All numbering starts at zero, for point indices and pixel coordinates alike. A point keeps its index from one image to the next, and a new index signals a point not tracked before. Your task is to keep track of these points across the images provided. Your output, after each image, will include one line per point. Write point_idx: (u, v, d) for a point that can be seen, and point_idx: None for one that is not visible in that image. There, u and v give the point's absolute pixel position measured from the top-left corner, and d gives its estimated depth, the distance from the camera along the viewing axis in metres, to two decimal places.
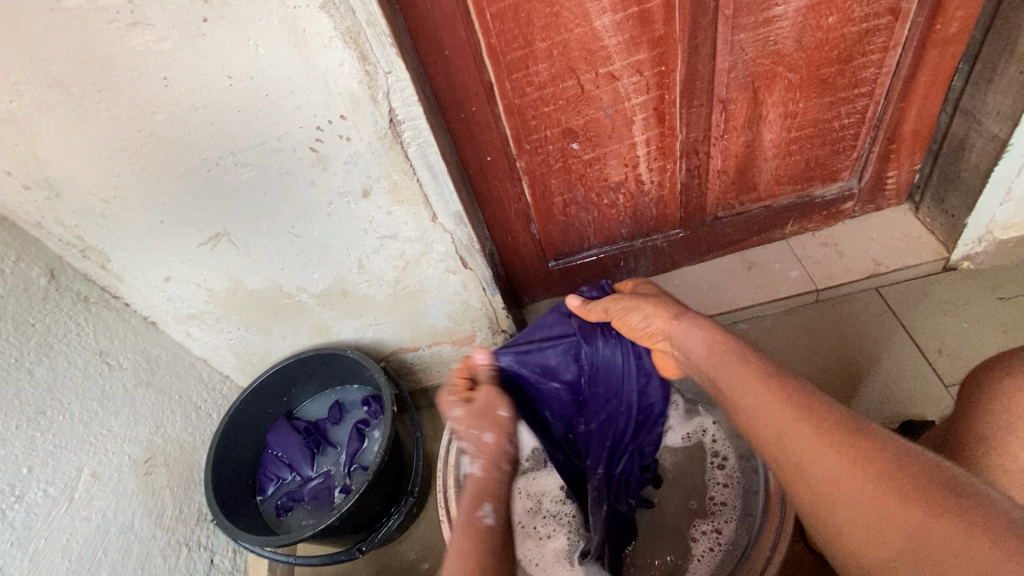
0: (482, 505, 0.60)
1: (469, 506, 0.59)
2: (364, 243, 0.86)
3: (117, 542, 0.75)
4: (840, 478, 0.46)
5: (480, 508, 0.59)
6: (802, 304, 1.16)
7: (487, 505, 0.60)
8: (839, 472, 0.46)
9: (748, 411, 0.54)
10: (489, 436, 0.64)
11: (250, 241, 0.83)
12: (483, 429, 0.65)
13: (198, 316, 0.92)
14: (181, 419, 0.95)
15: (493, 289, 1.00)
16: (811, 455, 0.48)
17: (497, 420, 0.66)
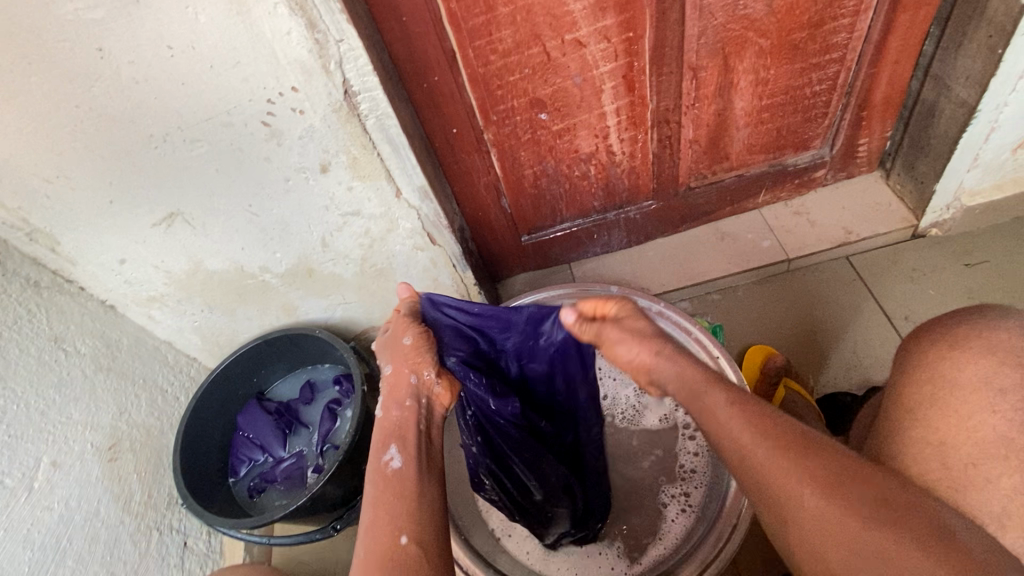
0: (388, 447, 0.59)
1: (376, 453, 0.59)
2: (326, 220, 0.84)
3: (82, 530, 0.74)
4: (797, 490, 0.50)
5: (387, 453, 0.59)
6: (774, 274, 1.17)
7: (393, 447, 0.59)
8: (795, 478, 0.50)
9: None
10: (389, 369, 0.67)
11: (207, 221, 0.80)
12: (383, 359, 0.68)
13: (159, 298, 0.90)
14: (147, 403, 0.93)
15: (463, 265, 0.99)
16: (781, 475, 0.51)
17: (399, 351, 0.68)
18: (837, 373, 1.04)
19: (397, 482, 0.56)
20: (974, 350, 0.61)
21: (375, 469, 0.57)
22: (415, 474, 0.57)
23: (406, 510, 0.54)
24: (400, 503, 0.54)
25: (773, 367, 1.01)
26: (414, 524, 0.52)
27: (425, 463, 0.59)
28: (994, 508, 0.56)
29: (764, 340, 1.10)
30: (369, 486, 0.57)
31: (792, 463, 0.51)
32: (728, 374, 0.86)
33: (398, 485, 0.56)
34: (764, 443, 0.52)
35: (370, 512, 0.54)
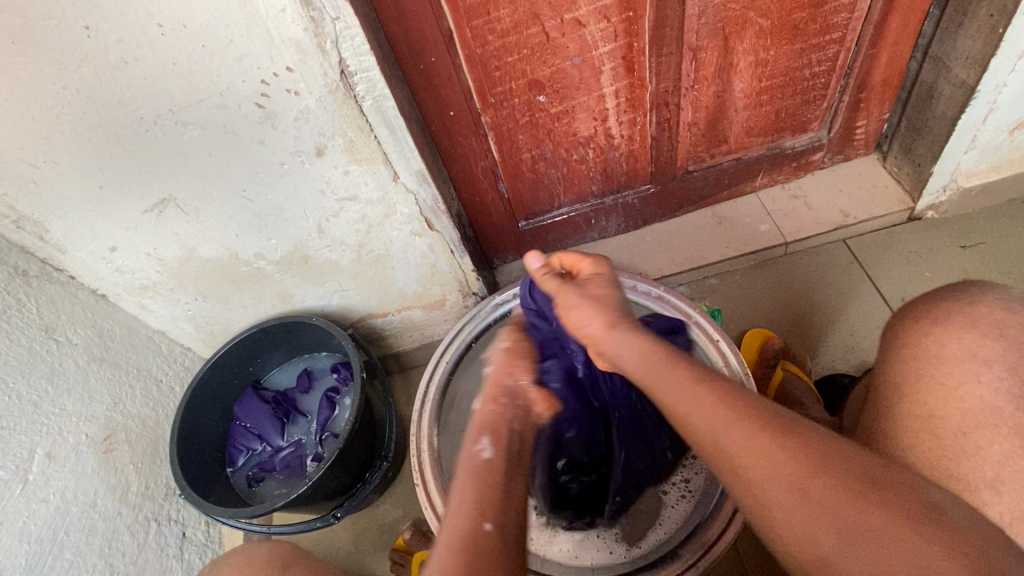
0: (480, 437, 0.64)
1: (470, 439, 0.64)
2: (322, 205, 0.82)
3: (79, 522, 0.73)
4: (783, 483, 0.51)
5: (479, 442, 0.64)
6: (772, 258, 1.17)
7: (485, 438, 0.64)
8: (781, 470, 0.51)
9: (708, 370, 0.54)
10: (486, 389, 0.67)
11: (200, 206, 0.78)
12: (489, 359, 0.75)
13: (151, 287, 0.88)
14: (141, 393, 0.91)
15: (462, 251, 0.98)
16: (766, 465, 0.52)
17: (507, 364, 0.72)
18: (835, 356, 1.05)
19: (486, 470, 0.61)
20: (970, 326, 0.61)
21: (467, 456, 0.62)
22: (502, 469, 0.61)
23: (493, 499, 0.58)
24: (485, 492, 0.58)
25: (771, 349, 1.01)
26: (497, 514, 0.56)
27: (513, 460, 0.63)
28: (986, 473, 0.57)
29: (762, 323, 1.10)
30: (459, 472, 0.61)
31: (790, 447, 0.52)
32: (729, 356, 0.86)
33: (485, 473, 0.60)
34: (765, 431, 0.53)
35: (456, 496, 0.59)
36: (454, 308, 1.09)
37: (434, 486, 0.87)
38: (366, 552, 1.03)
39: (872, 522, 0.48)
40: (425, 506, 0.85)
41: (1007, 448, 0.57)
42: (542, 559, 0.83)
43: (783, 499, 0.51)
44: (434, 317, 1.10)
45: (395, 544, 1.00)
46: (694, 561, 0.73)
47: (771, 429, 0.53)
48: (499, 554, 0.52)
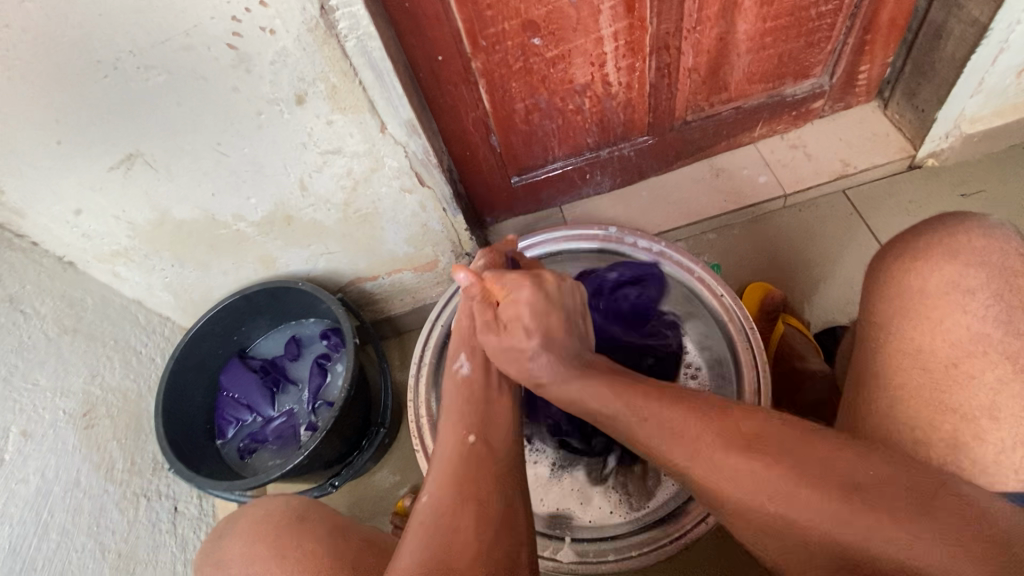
0: (458, 358, 0.71)
1: (448, 359, 0.71)
2: (304, 159, 0.76)
3: (63, 501, 0.69)
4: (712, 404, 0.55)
5: (457, 360, 0.71)
6: (771, 211, 1.14)
7: (462, 359, 0.70)
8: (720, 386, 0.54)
9: None
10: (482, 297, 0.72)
11: (171, 163, 0.72)
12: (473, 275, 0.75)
13: (123, 253, 0.82)
14: (121, 366, 0.86)
15: (454, 209, 0.93)
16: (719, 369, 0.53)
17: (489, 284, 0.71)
18: (837, 309, 1.03)
19: (467, 389, 0.68)
20: (979, 265, 0.59)
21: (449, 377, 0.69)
22: (478, 381, 0.68)
23: (472, 415, 0.64)
24: (466, 404, 0.66)
25: (771, 304, 0.99)
26: (479, 427, 0.63)
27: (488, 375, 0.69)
28: (982, 401, 0.56)
29: (761, 277, 1.09)
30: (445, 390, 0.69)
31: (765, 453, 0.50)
32: (733, 310, 0.84)
33: (465, 389, 0.68)
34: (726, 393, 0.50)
35: (445, 418, 0.66)
36: (446, 270, 1.05)
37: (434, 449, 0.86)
38: (365, 518, 1.02)
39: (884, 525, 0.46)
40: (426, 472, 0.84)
41: (1000, 374, 0.56)
42: (551, 514, 0.81)
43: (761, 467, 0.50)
44: (426, 279, 1.06)
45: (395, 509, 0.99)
46: (706, 517, 0.71)
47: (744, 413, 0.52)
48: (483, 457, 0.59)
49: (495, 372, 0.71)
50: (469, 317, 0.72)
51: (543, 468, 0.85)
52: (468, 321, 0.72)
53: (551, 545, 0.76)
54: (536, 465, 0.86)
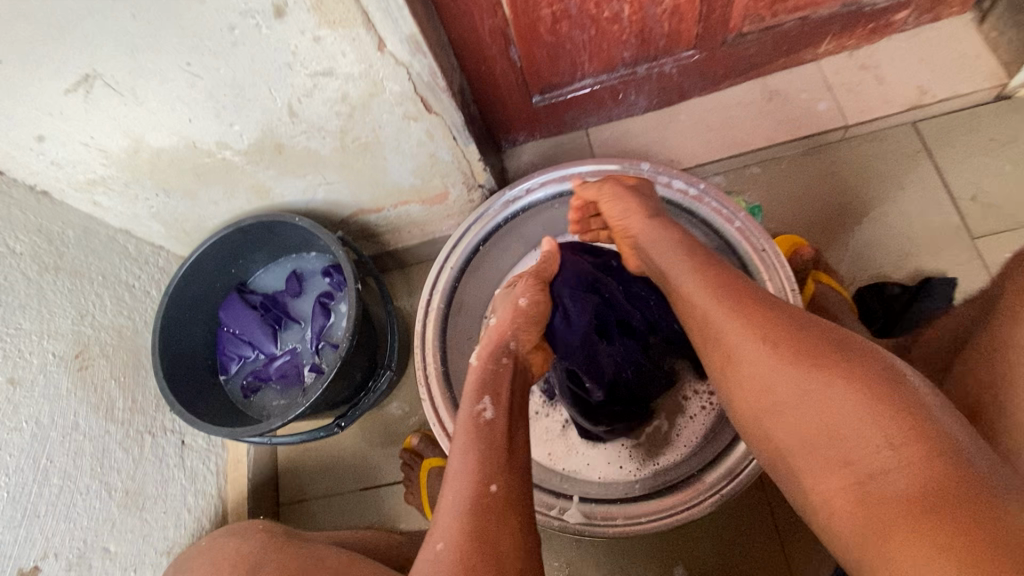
0: (482, 397, 0.60)
1: (469, 401, 0.60)
2: (291, 82, 0.65)
3: (62, 446, 0.68)
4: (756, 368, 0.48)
5: (479, 402, 0.59)
6: (827, 143, 1.00)
7: (487, 398, 0.60)
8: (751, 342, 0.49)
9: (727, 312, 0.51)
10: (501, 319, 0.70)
11: (137, 86, 0.62)
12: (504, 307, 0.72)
13: (101, 182, 0.75)
14: (113, 301, 0.82)
15: (466, 137, 0.82)
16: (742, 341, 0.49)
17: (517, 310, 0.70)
18: (890, 262, 0.93)
19: (488, 431, 0.57)
20: None
21: (467, 417, 0.58)
22: (505, 428, 0.57)
23: (497, 459, 0.54)
24: (491, 451, 0.54)
25: (799, 263, 0.91)
26: (503, 473, 0.52)
27: (516, 419, 0.60)
28: None
29: (807, 221, 0.98)
30: (457, 429, 0.58)
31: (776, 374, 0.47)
32: (775, 265, 0.77)
33: (486, 434, 0.56)
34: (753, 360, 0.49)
35: (459, 455, 0.55)
36: (458, 203, 0.96)
37: (442, 399, 0.82)
38: (373, 451, 1.02)
39: (853, 419, 0.42)
40: (432, 423, 0.81)
41: None
42: (559, 472, 0.83)
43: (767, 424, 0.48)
44: (435, 212, 0.97)
45: (404, 445, 0.99)
46: (722, 489, 0.68)
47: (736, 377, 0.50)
48: (504, 516, 0.49)
49: (517, 403, 0.61)
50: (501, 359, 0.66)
51: (554, 422, 0.87)
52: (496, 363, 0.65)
53: (560, 503, 0.74)
54: (547, 419, 0.88)
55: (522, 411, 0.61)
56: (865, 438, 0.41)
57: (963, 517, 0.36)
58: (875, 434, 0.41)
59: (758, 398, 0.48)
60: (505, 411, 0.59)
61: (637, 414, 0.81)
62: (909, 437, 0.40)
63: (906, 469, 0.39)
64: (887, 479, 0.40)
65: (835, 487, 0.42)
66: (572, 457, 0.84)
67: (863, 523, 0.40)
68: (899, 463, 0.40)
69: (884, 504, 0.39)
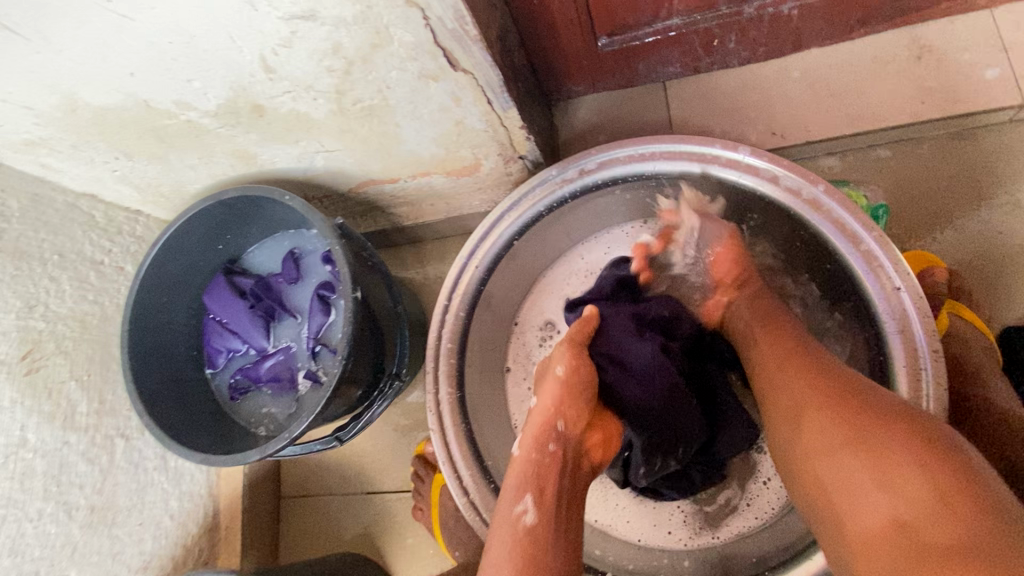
0: (522, 496, 0.48)
1: (508, 499, 0.49)
2: (259, 26, 0.46)
3: (5, 468, 0.58)
4: (788, 390, 0.50)
5: (520, 503, 0.48)
6: (989, 125, 0.74)
7: (527, 498, 0.48)
8: (790, 375, 0.51)
9: (780, 356, 0.54)
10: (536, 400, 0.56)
11: (44, 26, 0.45)
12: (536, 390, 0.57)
13: (42, 143, 0.60)
14: (74, 283, 0.69)
15: (504, 101, 0.62)
16: (782, 374, 0.52)
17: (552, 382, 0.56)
18: None
19: (529, 543, 0.46)
20: None
21: (505, 520, 0.47)
22: (551, 538, 0.47)
23: None
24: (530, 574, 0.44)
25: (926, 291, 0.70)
26: None
27: (563, 525, 0.48)
28: None
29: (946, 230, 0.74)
30: (494, 537, 0.48)
31: (801, 391, 0.49)
32: (918, 308, 0.58)
33: (529, 547, 0.46)
34: (790, 382, 0.51)
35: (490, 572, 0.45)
36: (492, 177, 0.77)
37: (456, 434, 0.69)
38: (382, 454, 0.91)
39: (862, 427, 0.43)
40: (441, 463, 0.67)
41: None
42: (592, 529, 0.68)
43: (790, 437, 0.48)
44: (463, 186, 0.78)
45: (417, 451, 0.88)
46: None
47: (771, 402, 0.52)
48: None
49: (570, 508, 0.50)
50: (547, 446, 0.53)
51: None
52: (541, 451, 0.52)
53: None
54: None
55: (568, 506, 0.50)
56: (857, 439, 0.43)
57: (963, 518, 0.36)
58: (871, 431, 0.42)
59: (785, 413, 0.49)
60: (550, 519, 0.48)
61: (700, 460, 0.65)
62: (917, 442, 0.40)
63: (908, 468, 0.39)
64: (875, 471, 0.41)
65: (840, 480, 0.42)
66: (609, 508, 0.69)
67: (868, 522, 0.40)
68: (895, 458, 0.40)
69: (890, 491, 0.39)
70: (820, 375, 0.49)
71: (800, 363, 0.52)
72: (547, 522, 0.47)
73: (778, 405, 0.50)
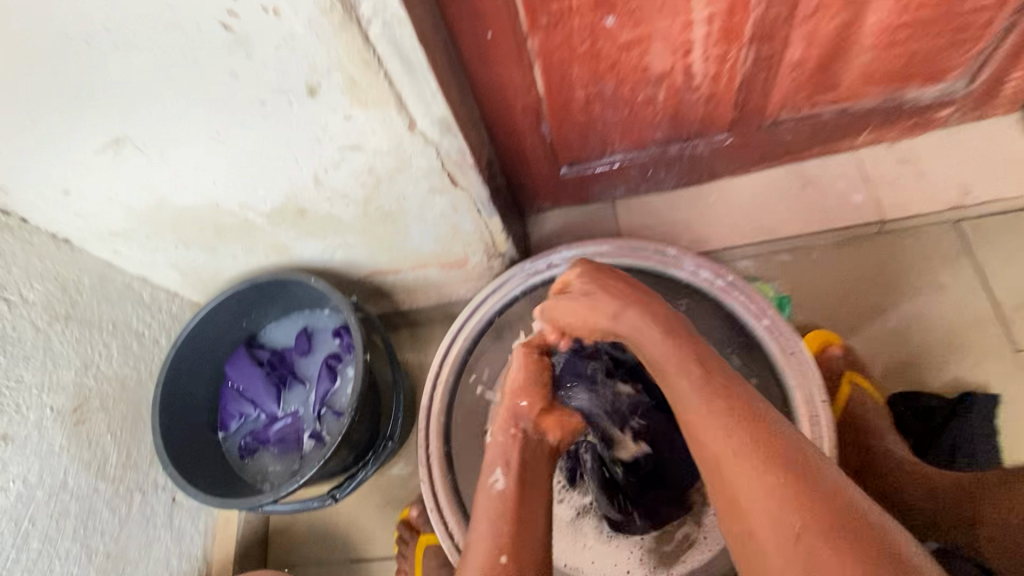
0: (494, 470, 0.62)
1: (484, 474, 0.62)
2: (319, 153, 0.65)
3: (47, 507, 0.65)
4: (721, 442, 0.49)
5: (492, 474, 0.62)
6: (860, 236, 0.97)
7: (498, 469, 0.62)
8: (724, 426, 0.50)
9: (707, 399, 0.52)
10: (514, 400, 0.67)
11: (163, 148, 0.62)
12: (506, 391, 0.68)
13: (121, 233, 0.75)
14: (120, 351, 0.80)
15: (490, 210, 0.81)
16: (711, 422, 0.50)
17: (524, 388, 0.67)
18: (926, 369, 0.88)
19: (502, 503, 0.58)
20: None
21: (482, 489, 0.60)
22: (516, 497, 0.59)
23: (510, 534, 0.56)
24: (503, 525, 0.56)
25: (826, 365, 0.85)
26: (515, 547, 0.54)
27: (531, 486, 0.60)
28: None
29: (837, 315, 0.93)
30: (476, 504, 0.60)
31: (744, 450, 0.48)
32: (809, 367, 0.74)
33: (500, 506, 0.58)
34: (725, 422, 0.50)
35: (476, 530, 0.58)
36: (477, 270, 0.94)
37: (443, 483, 0.79)
38: (368, 521, 0.97)
39: (808, 504, 0.44)
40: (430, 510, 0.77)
41: None
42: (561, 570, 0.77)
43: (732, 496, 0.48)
44: (453, 276, 0.95)
45: (401, 516, 0.95)
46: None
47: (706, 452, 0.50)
48: None
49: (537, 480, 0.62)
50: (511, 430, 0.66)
51: (566, 510, 0.81)
52: (508, 435, 0.66)
53: None
54: (558, 506, 0.81)
55: (536, 473, 0.62)
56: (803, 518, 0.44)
57: None
58: (820, 513, 0.44)
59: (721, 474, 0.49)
60: (517, 484, 0.60)
61: (662, 491, 0.77)
62: (850, 526, 0.43)
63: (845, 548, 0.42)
64: (818, 546, 0.43)
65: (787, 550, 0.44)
66: (576, 549, 0.78)
67: None
68: (830, 538, 0.43)
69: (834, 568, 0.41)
70: (749, 427, 0.49)
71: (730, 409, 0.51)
72: (515, 488, 0.60)
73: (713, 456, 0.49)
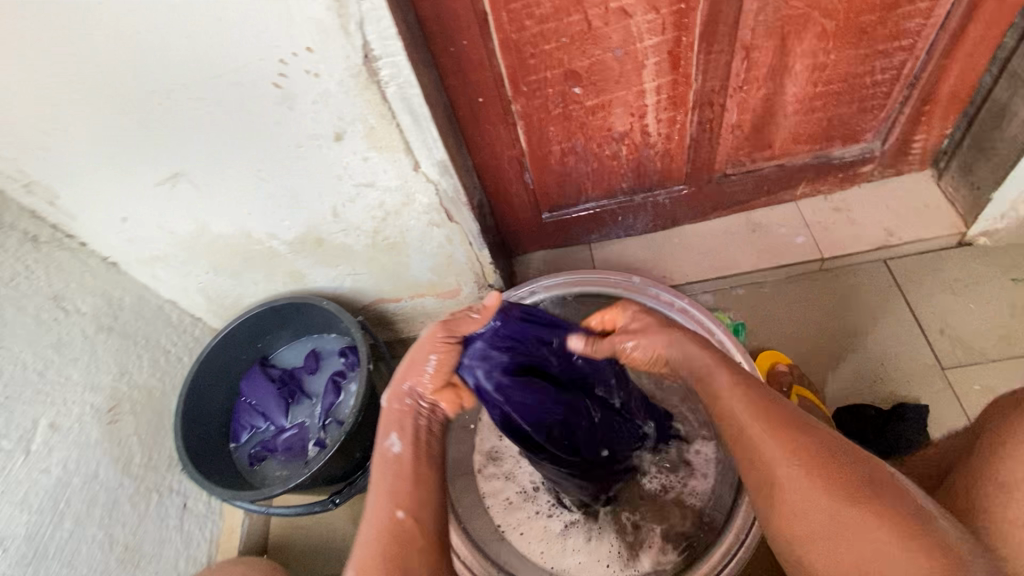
0: (389, 435, 0.67)
1: (379, 439, 0.67)
2: (339, 189, 0.79)
3: (80, 492, 0.74)
4: (769, 438, 0.56)
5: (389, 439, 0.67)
6: (804, 273, 1.11)
7: (394, 435, 0.67)
8: (768, 429, 0.57)
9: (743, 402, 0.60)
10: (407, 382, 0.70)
11: (211, 183, 0.76)
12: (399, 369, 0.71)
13: (163, 258, 0.87)
14: (149, 363, 0.90)
15: (480, 244, 0.94)
16: (753, 422, 0.58)
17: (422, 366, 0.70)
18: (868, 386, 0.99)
19: (396, 467, 0.64)
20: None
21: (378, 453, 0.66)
22: (410, 458, 0.65)
23: (405, 491, 0.62)
24: (396, 482, 0.63)
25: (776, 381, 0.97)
26: (410, 501, 0.61)
27: (421, 442, 0.67)
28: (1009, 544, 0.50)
29: (788, 340, 1.05)
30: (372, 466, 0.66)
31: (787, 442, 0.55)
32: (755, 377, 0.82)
33: (394, 467, 0.65)
34: (765, 422, 0.57)
35: (373, 490, 0.63)
36: (468, 299, 1.06)
37: None
38: None
39: (849, 488, 0.51)
40: None
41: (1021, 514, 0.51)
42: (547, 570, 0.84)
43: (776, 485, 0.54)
44: (447, 305, 1.07)
45: None
46: (747, 537, 0.74)
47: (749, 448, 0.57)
48: (416, 538, 0.58)
49: (428, 444, 0.68)
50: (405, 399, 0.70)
51: (555, 523, 0.88)
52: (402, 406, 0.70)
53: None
54: (547, 520, 0.88)
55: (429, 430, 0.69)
56: (843, 498, 0.50)
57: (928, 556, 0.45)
58: (862, 496, 0.50)
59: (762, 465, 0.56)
60: (411, 444, 0.66)
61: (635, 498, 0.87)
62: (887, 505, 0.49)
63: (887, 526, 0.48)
64: (860, 517, 0.49)
65: (833, 525, 0.50)
66: (562, 551, 0.86)
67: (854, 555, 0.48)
68: (874, 516, 0.48)
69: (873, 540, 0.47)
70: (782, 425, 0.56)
71: (770, 412, 0.58)
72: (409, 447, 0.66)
73: (750, 446, 0.57)
